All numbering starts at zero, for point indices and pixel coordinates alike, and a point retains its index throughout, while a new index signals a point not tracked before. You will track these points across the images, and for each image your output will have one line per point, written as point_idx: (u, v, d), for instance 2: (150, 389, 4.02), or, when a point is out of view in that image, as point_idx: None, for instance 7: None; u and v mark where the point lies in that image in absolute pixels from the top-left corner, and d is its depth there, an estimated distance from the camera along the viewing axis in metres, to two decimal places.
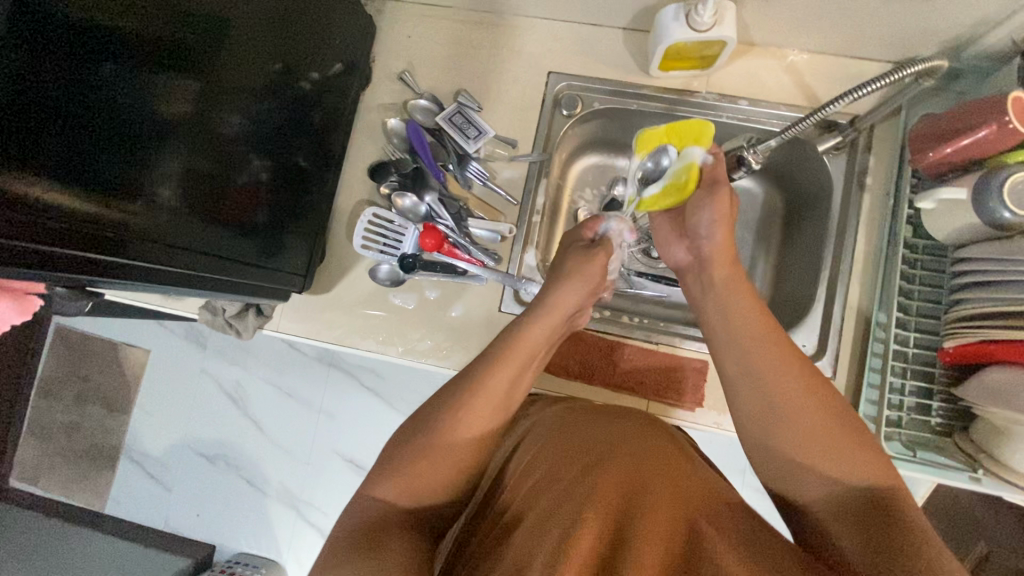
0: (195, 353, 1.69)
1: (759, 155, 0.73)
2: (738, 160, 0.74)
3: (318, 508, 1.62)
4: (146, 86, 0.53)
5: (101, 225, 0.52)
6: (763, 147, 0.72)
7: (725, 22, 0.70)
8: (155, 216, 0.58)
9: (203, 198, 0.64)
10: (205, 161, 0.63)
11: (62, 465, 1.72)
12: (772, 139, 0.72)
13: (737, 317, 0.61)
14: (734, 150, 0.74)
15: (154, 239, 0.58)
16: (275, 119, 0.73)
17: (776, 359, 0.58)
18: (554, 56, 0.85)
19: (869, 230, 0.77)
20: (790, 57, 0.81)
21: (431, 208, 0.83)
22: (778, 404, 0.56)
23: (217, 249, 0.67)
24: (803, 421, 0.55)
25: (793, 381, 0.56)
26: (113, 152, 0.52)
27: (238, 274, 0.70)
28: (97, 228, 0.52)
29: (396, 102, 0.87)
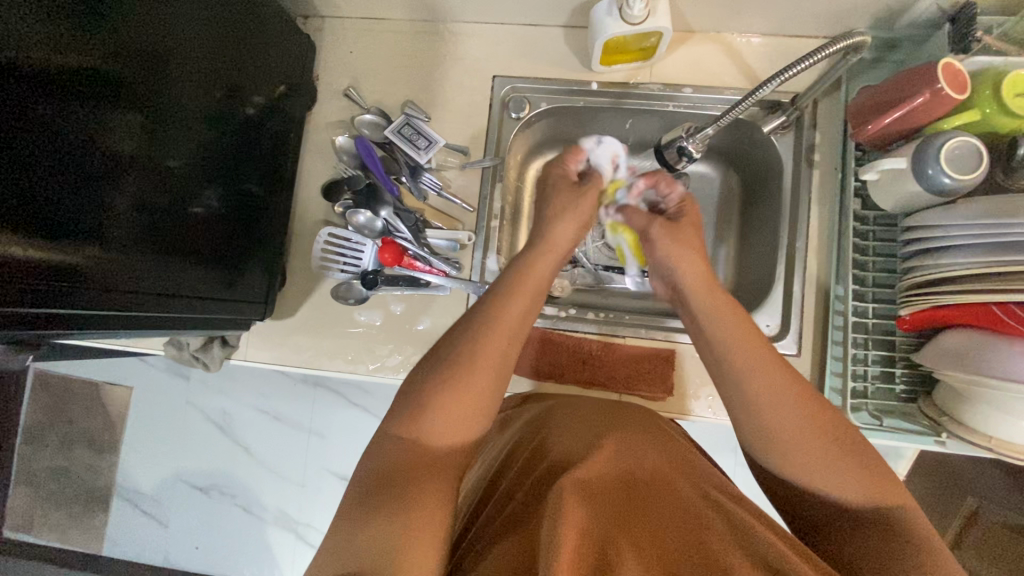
0: (178, 385, 1.68)
1: (699, 144, 0.74)
2: (681, 151, 0.76)
3: (317, 529, 1.62)
4: (83, 125, 0.53)
5: (49, 272, 0.51)
6: (702, 137, 0.73)
7: (658, 14, 0.71)
8: (108, 258, 0.57)
9: (157, 235, 0.63)
10: (154, 195, 0.62)
11: (55, 512, 1.70)
12: (708, 127, 0.72)
13: (727, 345, 0.58)
14: (674, 141, 0.76)
15: (107, 281, 0.57)
16: (226, 148, 0.72)
17: (770, 383, 0.55)
18: (498, 60, 0.85)
19: (822, 206, 0.78)
20: (730, 40, 0.81)
21: (387, 222, 0.83)
22: (747, 401, 0.55)
23: (175, 286, 0.66)
24: (777, 415, 0.54)
25: (761, 373, 0.55)
26: (53, 198, 0.51)
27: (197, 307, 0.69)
28: (45, 276, 0.51)
29: (345, 119, 0.87)
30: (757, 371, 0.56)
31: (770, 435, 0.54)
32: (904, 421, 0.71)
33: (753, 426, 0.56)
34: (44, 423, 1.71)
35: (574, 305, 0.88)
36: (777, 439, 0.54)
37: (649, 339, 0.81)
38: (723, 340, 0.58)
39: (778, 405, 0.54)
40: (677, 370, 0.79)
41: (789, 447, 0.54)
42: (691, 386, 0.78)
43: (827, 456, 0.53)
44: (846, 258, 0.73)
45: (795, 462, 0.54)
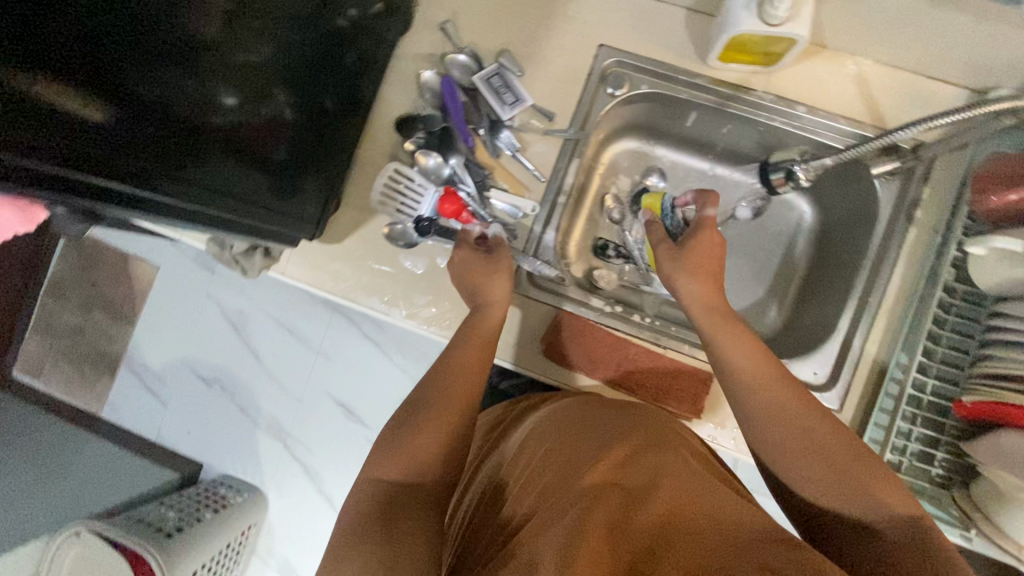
0: (203, 277, 1.70)
1: (810, 171, 0.72)
2: (789, 173, 0.74)
3: (305, 445, 1.66)
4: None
5: (105, 145, 0.50)
6: (817, 165, 0.71)
7: (799, 19, 0.65)
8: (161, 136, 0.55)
9: (214, 127, 0.61)
10: (224, 90, 0.60)
11: (62, 366, 1.75)
12: (827, 157, 0.70)
13: (734, 362, 0.64)
14: (784, 162, 0.74)
15: (157, 157, 0.55)
16: (308, 55, 0.69)
17: (766, 397, 0.60)
18: (608, 28, 0.79)
19: (908, 266, 0.73)
20: (861, 67, 0.75)
21: (454, 171, 0.80)
22: (757, 423, 0.60)
23: (221, 184, 0.63)
24: (783, 433, 0.58)
25: (766, 397, 0.60)
26: (124, 69, 0.49)
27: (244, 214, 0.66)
28: (101, 148, 0.50)
29: (434, 54, 0.82)
30: (761, 388, 0.61)
31: (779, 453, 0.58)
32: (930, 505, 0.68)
33: (761, 444, 0.60)
34: (70, 281, 1.75)
35: (619, 301, 0.86)
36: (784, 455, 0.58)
37: (687, 354, 0.80)
38: (735, 367, 0.63)
39: (782, 422, 0.59)
40: (709, 393, 0.76)
41: (801, 463, 0.57)
42: (719, 412, 0.76)
43: (836, 468, 0.55)
44: (922, 328, 0.69)
45: (802, 471, 0.57)
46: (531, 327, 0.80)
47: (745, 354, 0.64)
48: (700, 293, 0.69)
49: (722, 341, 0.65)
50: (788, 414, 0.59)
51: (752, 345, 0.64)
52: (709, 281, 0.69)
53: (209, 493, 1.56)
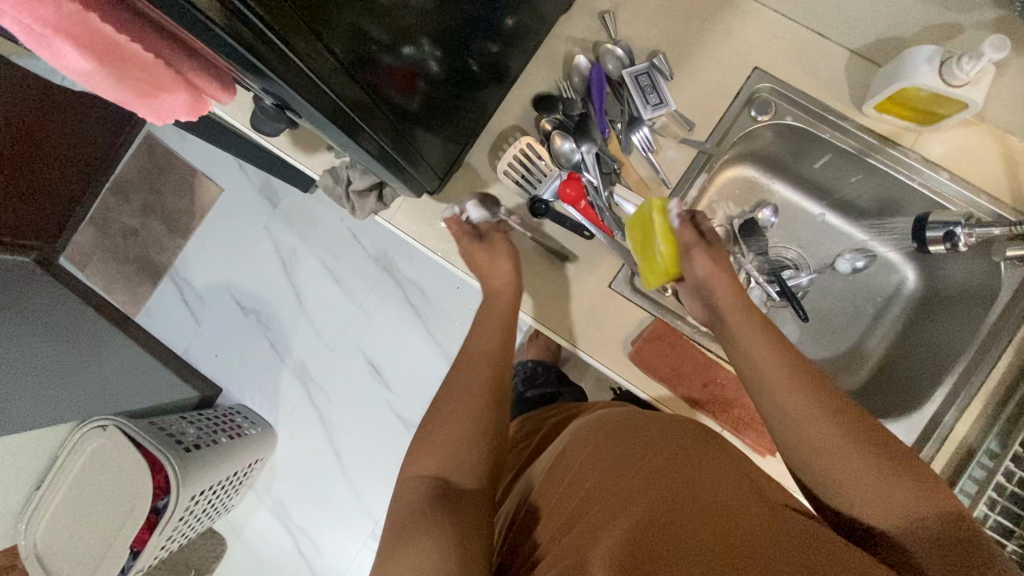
0: (265, 208, 1.71)
1: (971, 237, 0.71)
2: (948, 234, 0.72)
3: (325, 394, 1.66)
4: None
5: (304, 26, 0.47)
6: (983, 234, 0.70)
7: (980, 85, 0.64)
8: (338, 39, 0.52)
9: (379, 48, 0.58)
10: (405, 18, 0.58)
11: (109, 263, 1.76)
12: (997, 228, 0.69)
13: (760, 366, 0.61)
14: (946, 223, 0.72)
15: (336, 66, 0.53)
16: (471, 14, 0.67)
17: (793, 407, 0.57)
18: (768, 53, 0.79)
19: (1017, 353, 0.72)
20: (1016, 147, 0.74)
21: (584, 159, 0.79)
22: (784, 425, 0.58)
23: (375, 106, 0.62)
24: (809, 434, 0.56)
25: (796, 397, 0.58)
26: None
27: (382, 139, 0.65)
28: (300, 29, 0.47)
29: (587, 40, 0.82)
30: (788, 391, 0.58)
31: (803, 463, 0.57)
32: None
33: (788, 446, 0.58)
34: (137, 182, 1.77)
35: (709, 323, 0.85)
36: (816, 459, 0.56)
37: None
38: (762, 365, 0.61)
39: (814, 421, 0.56)
40: None
41: (832, 465, 0.55)
42: None
43: (863, 479, 0.54)
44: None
45: (829, 479, 0.55)
46: (622, 328, 0.79)
47: (768, 355, 0.61)
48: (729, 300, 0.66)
49: (751, 340, 0.62)
50: (817, 421, 0.56)
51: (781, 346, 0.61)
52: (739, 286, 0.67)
53: (224, 420, 1.56)
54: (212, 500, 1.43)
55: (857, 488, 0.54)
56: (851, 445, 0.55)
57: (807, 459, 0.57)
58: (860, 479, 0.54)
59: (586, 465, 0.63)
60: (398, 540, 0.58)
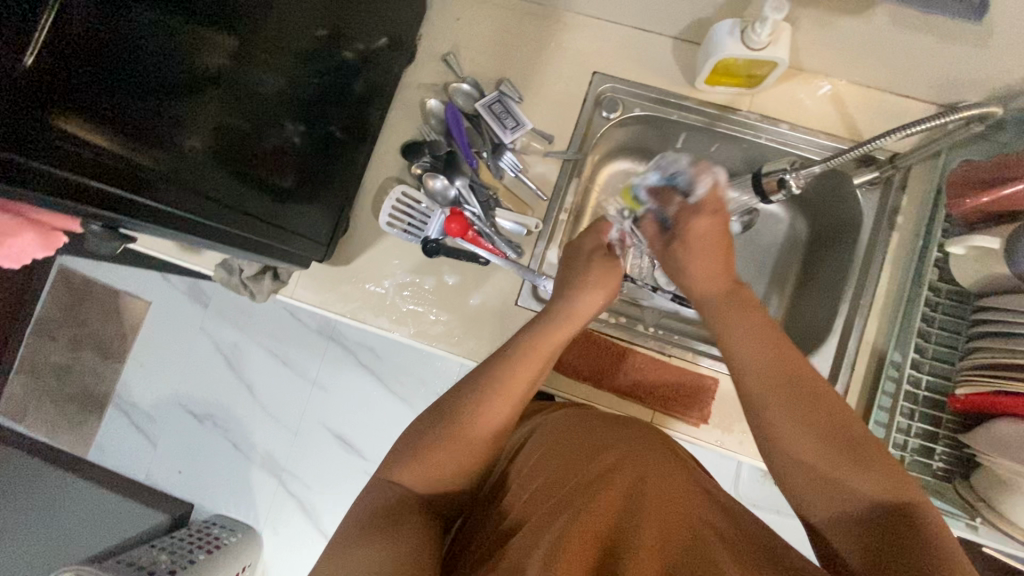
0: (196, 311, 1.69)
1: (800, 180, 0.74)
2: (780, 182, 0.76)
3: (301, 480, 1.62)
4: (193, 38, 0.52)
5: (128, 163, 0.51)
6: (807, 173, 0.74)
7: (780, 44, 0.70)
8: (183, 165, 0.56)
9: (233, 157, 0.63)
10: (240, 118, 0.62)
11: (49, 408, 1.70)
12: (815, 165, 0.72)
13: (752, 337, 0.60)
14: (775, 172, 0.76)
15: (190, 190, 0.58)
16: (315, 87, 0.72)
17: (774, 378, 0.57)
18: (602, 57, 0.84)
19: (893, 269, 0.77)
20: (837, 86, 0.81)
21: (460, 192, 0.83)
22: (754, 405, 0.58)
23: (246, 210, 0.66)
24: (774, 414, 0.56)
25: (769, 376, 0.58)
26: (151, 97, 0.50)
27: (265, 238, 0.70)
28: (124, 167, 0.50)
29: (437, 84, 0.86)
30: (770, 364, 0.58)
31: (777, 439, 0.56)
32: (939, 501, 0.69)
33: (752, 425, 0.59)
34: (59, 319, 1.72)
35: (622, 314, 0.88)
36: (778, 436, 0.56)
37: (693, 363, 0.81)
38: (739, 346, 0.60)
39: (781, 391, 0.57)
40: (715, 399, 0.78)
41: (796, 447, 0.55)
42: (726, 418, 0.78)
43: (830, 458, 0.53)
44: (913, 325, 0.72)
45: (791, 462, 0.55)
46: None
47: (751, 329, 0.61)
48: (700, 280, 0.66)
49: (735, 315, 0.62)
50: (781, 398, 0.56)
51: (760, 327, 0.61)
52: (718, 255, 0.66)
53: (200, 533, 1.51)
54: None
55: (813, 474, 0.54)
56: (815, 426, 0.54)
57: (773, 439, 0.57)
58: (813, 460, 0.54)
59: (544, 485, 0.63)
60: (346, 545, 0.54)
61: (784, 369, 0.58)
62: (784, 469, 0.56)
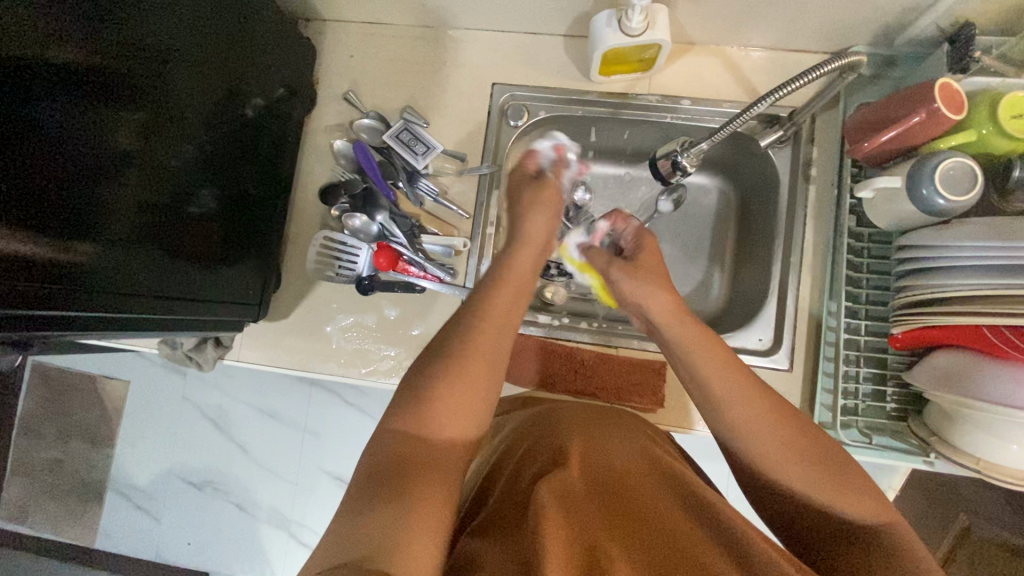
0: (175, 381, 1.68)
1: (692, 159, 0.74)
2: (674, 164, 0.76)
3: (309, 528, 1.61)
4: (89, 128, 0.54)
5: (51, 269, 0.51)
6: (697, 151, 0.73)
7: (657, 26, 0.71)
8: (98, 254, 0.56)
9: (149, 238, 0.63)
10: (156, 195, 0.63)
11: (49, 503, 1.70)
12: (703, 143, 0.72)
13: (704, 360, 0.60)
14: (668, 154, 0.76)
15: (107, 282, 0.57)
16: (224, 148, 0.72)
17: (751, 409, 0.56)
18: (497, 67, 0.85)
19: (817, 221, 0.78)
20: (730, 53, 0.81)
21: (383, 226, 0.82)
22: (728, 429, 0.58)
23: (172, 289, 0.66)
24: (753, 436, 0.56)
25: (750, 396, 0.57)
26: (54, 195, 0.51)
27: (191, 312, 0.69)
28: (48, 274, 0.51)
29: (343, 123, 0.87)
30: (745, 390, 0.57)
31: (758, 459, 0.56)
32: (894, 441, 0.70)
33: (728, 439, 0.58)
34: (42, 415, 1.71)
35: (568, 313, 0.89)
36: (757, 454, 0.56)
37: (641, 350, 0.81)
38: (710, 379, 0.58)
39: (759, 423, 0.56)
40: (667, 381, 0.78)
41: (775, 466, 0.55)
42: (682, 398, 0.78)
43: (823, 483, 0.53)
44: (841, 274, 0.73)
45: (780, 479, 0.55)
46: None
47: (713, 356, 0.59)
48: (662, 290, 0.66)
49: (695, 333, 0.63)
50: (768, 426, 0.55)
51: (724, 350, 0.60)
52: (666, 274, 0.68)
53: None
54: None
55: (788, 481, 0.55)
56: (799, 451, 0.54)
57: (749, 455, 0.57)
58: (802, 481, 0.54)
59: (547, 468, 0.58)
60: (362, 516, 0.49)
61: (762, 395, 0.57)
62: (760, 471, 0.56)
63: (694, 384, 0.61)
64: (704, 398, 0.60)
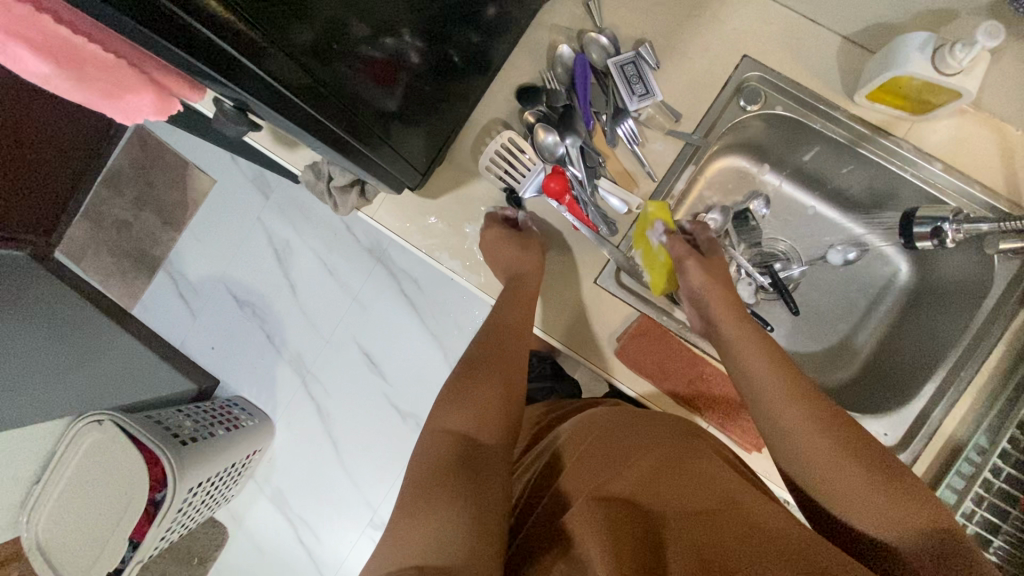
0: (257, 201, 1.69)
1: (959, 232, 0.71)
2: (934, 231, 0.72)
3: (322, 385, 1.66)
4: None
5: (266, 32, 0.46)
6: (971, 229, 0.69)
7: (974, 74, 0.62)
8: (304, 39, 0.50)
9: (349, 51, 0.56)
10: (379, 11, 0.56)
11: (104, 257, 1.75)
12: (985, 223, 0.68)
13: (765, 374, 0.64)
14: (934, 218, 0.72)
15: (304, 78, 0.52)
16: (455, 1, 0.65)
17: (799, 421, 0.60)
18: (758, 40, 0.76)
19: (1008, 347, 0.71)
20: (1012, 135, 0.72)
21: (568, 152, 0.78)
22: (785, 450, 0.61)
23: (353, 119, 0.61)
24: (809, 465, 0.59)
25: (797, 406, 0.61)
26: None
27: (359, 150, 0.64)
28: (263, 35, 0.46)
29: (571, 29, 0.80)
30: (783, 403, 0.61)
31: (809, 477, 0.60)
32: None
33: (782, 454, 0.62)
34: (129, 175, 1.74)
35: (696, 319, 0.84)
36: (812, 472, 0.59)
37: None
38: (762, 386, 0.63)
39: (807, 437, 0.60)
40: None
41: (827, 479, 0.58)
42: None
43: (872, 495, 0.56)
44: (1013, 415, 0.67)
45: (833, 495, 0.58)
46: (609, 324, 0.79)
47: (770, 371, 0.64)
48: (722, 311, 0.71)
49: (752, 354, 0.66)
50: (814, 444, 0.59)
51: (785, 371, 0.63)
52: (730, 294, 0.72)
53: (223, 412, 1.57)
54: (211, 491, 1.45)
55: (848, 497, 0.57)
56: (848, 464, 0.57)
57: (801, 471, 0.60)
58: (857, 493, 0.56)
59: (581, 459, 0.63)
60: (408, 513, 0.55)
61: (806, 406, 0.61)
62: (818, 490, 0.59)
63: (760, 418, 0.64)
64: (757, 412, 0.64)
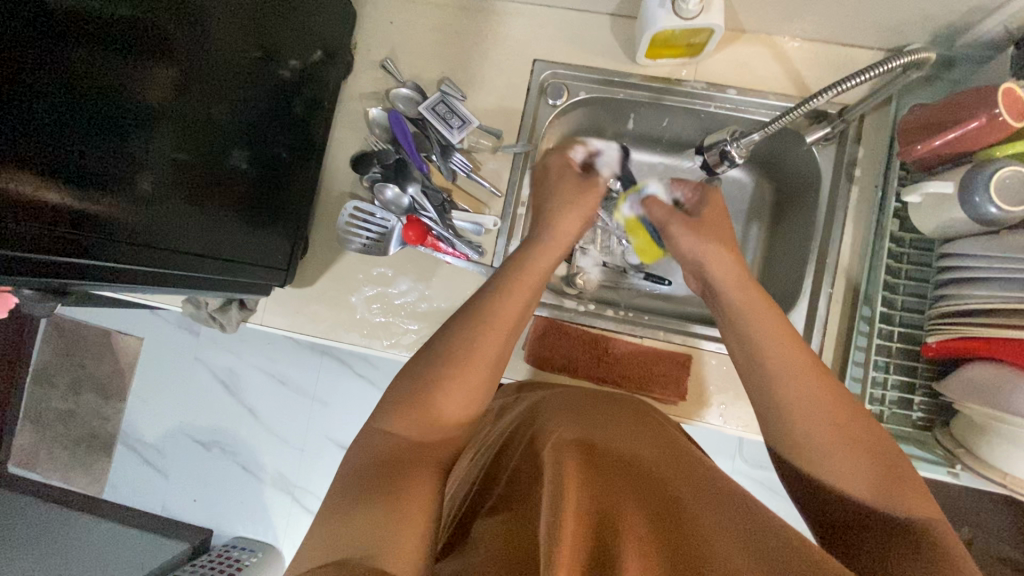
0: (188, 341, 1.65)
1: (742, 149, 0.73)
2: (723, 154, 0.75)
3: (313, 494, 1.59)
4: (123, 74, 0.52)
5: (80, 216, 0.51)
6: (748, 142, 0.72)
7: (712, 9, 0.68)
8: (130, 210, 0.55)
9: (180, 194, 0.61)
10: (188, 151, 0.61)
11: (59, 453, 1.70)
12: (756, 132, 0.71)
13: (765, 334, 0.58)
14: (718, 144, 0.75)
15: (143, 236, 0.57)
16: (258, 108, 0.70)
17: (804, 384, 0.54)
18: (541, 43, 0.83)
19: (857, 223, 0.77)
20: (780, 44, 0.79)
21: (414, 199, 0.82)
22: (777, 412, 0.55)
23: (200, 248, 0.65)
24: (808, 427, 0.53)
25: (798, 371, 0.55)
26: (90, 140, 0.50)
27: (225, 272, 0.69)
28: (77, 221, 0.50)
29: (379, 91, 0.86)
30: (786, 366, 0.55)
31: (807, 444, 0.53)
32: (918, 449, 0.70)
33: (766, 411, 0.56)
34: (55, 366, 1.71)
35: (593, 300, 0.87)
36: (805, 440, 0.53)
37: (666, 341, 0.80)
38: (768, 344, 0.57)
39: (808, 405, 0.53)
40: (691, 375, 0.78)
41: (823, 456, 0.52)
42: (704, 392, 0.78)
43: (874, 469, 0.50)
44: (878, 281, 0.72)
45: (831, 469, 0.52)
46: None
47: (768, 334, 0.57)
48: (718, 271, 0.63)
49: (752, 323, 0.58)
50: (811, 408, 0.53)
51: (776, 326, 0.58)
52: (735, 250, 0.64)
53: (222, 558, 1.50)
54: None
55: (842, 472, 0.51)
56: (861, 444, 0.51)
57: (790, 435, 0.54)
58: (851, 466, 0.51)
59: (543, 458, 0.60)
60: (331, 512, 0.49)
61: (822, 377, 0.55)
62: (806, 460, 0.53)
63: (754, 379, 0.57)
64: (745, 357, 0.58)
